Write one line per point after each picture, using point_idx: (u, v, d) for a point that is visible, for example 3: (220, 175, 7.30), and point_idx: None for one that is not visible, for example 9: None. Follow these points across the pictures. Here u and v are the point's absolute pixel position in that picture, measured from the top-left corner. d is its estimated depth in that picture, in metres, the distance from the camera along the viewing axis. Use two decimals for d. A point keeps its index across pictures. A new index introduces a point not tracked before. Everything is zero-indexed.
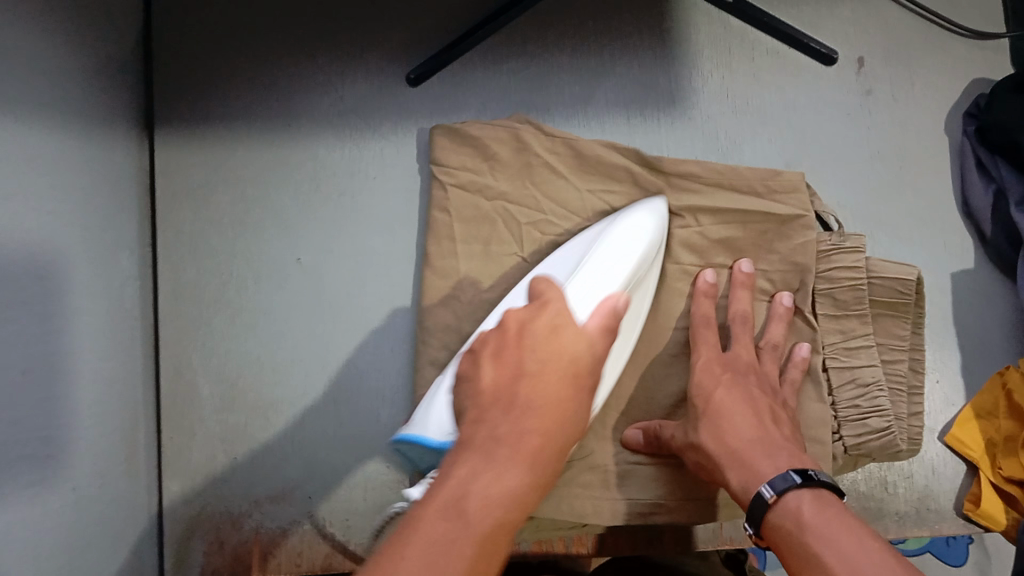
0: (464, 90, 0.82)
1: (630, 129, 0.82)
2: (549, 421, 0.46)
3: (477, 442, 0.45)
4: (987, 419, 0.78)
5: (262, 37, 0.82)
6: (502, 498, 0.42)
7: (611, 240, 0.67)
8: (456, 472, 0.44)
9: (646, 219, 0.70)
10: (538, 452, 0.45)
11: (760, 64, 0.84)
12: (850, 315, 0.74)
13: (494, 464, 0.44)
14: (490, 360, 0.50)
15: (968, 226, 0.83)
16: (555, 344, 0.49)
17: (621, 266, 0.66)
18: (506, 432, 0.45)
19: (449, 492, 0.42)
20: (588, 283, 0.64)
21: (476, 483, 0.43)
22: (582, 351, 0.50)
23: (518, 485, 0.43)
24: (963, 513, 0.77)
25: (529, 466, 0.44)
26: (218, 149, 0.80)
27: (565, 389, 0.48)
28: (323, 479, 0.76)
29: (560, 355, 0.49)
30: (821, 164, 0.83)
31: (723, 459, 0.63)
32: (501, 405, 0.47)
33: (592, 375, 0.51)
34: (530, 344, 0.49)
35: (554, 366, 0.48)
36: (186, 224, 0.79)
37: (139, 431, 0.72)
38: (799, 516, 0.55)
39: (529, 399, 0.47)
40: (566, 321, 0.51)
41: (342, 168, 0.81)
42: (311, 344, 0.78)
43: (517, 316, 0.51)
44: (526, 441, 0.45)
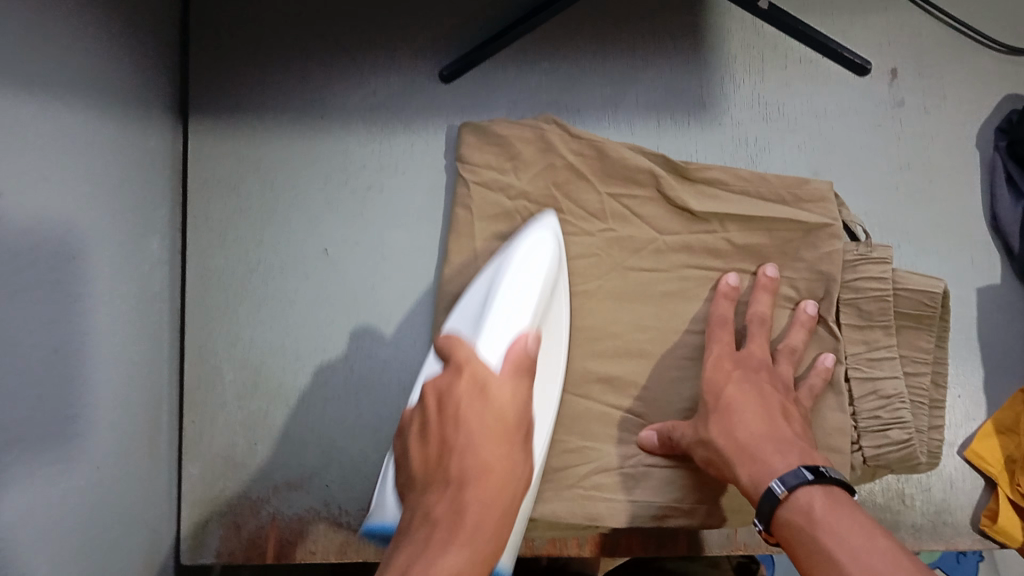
0: (495, 89, 0.83)
1: (659, 132, 0.83)
2: (484, 487, 0.55)
3: (419, 522, 0.54)
4: (1006, 436, 0.77)
5: (296, 29, 0.83)
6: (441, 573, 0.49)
7: (515, 268, 0.65)
8: (398, 561, 0.51)
9: (540, 235, 0.68)
10: (473, 522, 0.53)
11: (791, 72, 0.84)
12: (873, 326, 0.74)
13: (431, 550, 0.51)
14: (421, 441, 0.60)
15: (994, 241, 0.83)
16: (476, 414, 0.57)
17: (530, 294, 0.64)
18: (443, 510, 0.54)
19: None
20: (495, 321, 0.62)
21: (414, 562, 0.50)
22: (502, 406, 0.58)
23: (458, 560, 0.51)
24: (980, 528, 0.76)
25: (464, 539, 0.52)
26: (249, 138, 0.81)
27: (495, 454, 0.56)
28: (340, 468, 0.76)
29: (483, 421, 0.57)
30: (849, 174, 0.83)
31: (733, 457, 0.63)
32: (436, 472, 0.57)
33: (521, 428, 0.59)
34: (456, 418, 0.57)
35: (477, 428, 0.57)
36: (215, 211, 0.80)
37: (160, 413, 0.73)
38: (811, 513, 0.56)
39: (458, 470, 0.55)
40: (486, 385, 0.59)
41: (370, 162, 0.81)
42: (332, 334, 0.79)
43: (437, 389, 0.60)
44: (461, 515, 0.53)
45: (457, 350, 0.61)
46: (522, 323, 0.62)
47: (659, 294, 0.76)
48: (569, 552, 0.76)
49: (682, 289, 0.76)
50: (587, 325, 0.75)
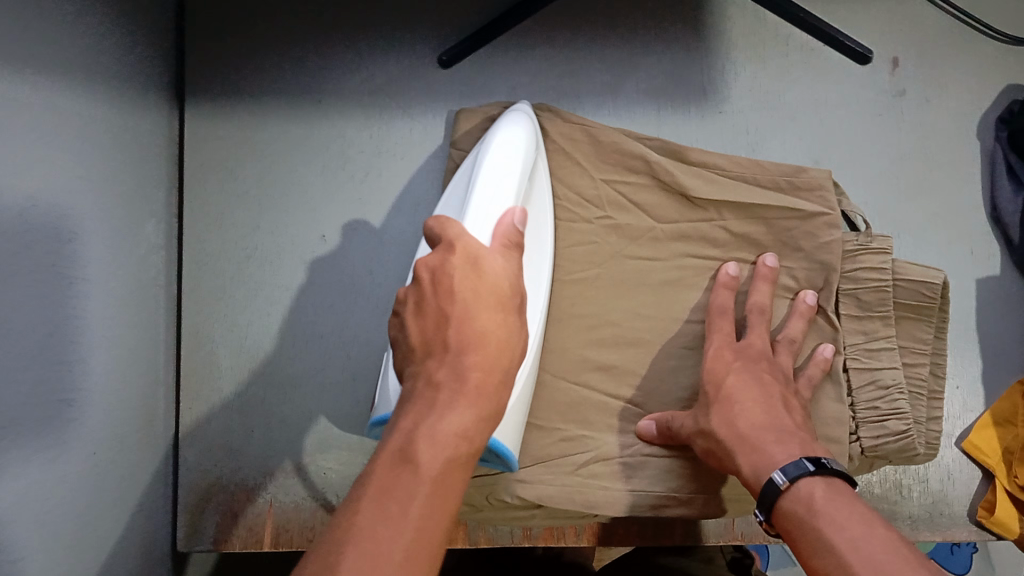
0: (494, 74, 0.82)
1: (659, 120, 0.82)
2: (487, 355, 0.49)
3: (420, 393, 0.48)
4: (1005, 427, 0.77)
5: (292, 12, 0.82)
6: (448, 438, 0.45)
7: (493, 156, 0.63)
8: (401, 428, 0.46)
9: (515, 125, 0.67)
10: (479, 384, 0.48)
11: (792, 59, 0.84)
12: (872, 317, 0.73)
13: (435, 413, 0.46)
14: (414, 315, 0.52)
15: (994, 232, 0.82)
16: (472, 282, 0.51)
17: (507, 177, 0.62)
18: (443, 376, 0.48)
19: (396, 445, 0.45)
20: (476, 202, 0.60)
21: (420, 428, 0.45)
22: (494, 273, 0.53)
23: (465, 424, 0.46)
24: (977, 519, 0.77)
25: (470, 401, 0.47)
26: (245, 122, 0.80)
27: (493, 321, 0.50)
28: (337, 456, 0.76)
29: (480, 290, 0.51)
30: (849, 163, 0.82)
31: (733, 447, 0.63)
32: (433, 342, 0.50)
33: (516, 297, 0.53)
34: (450, 284, 0.51)
35: (474, 298, 0.51)
36: (211, 195, 0.79)
37: (156, 399, 0.73)
38: (812, 502, 0.56)
39: (458, 338, 0.49)
40: (481, 259, 0.53)
41: (368, 146, 0.81)
42: (329, 320, 0.78)
43: (427, 264, 0.53)
44: (465, 378, 0.47)
45: (446, 229, 0.54)
46: (502, 204, 0.60)
47: (657, 283, 0.75)
48: (565, 541, 0.76)
49: (681, 279, 0.75)
50: (585, 312, 0.74)
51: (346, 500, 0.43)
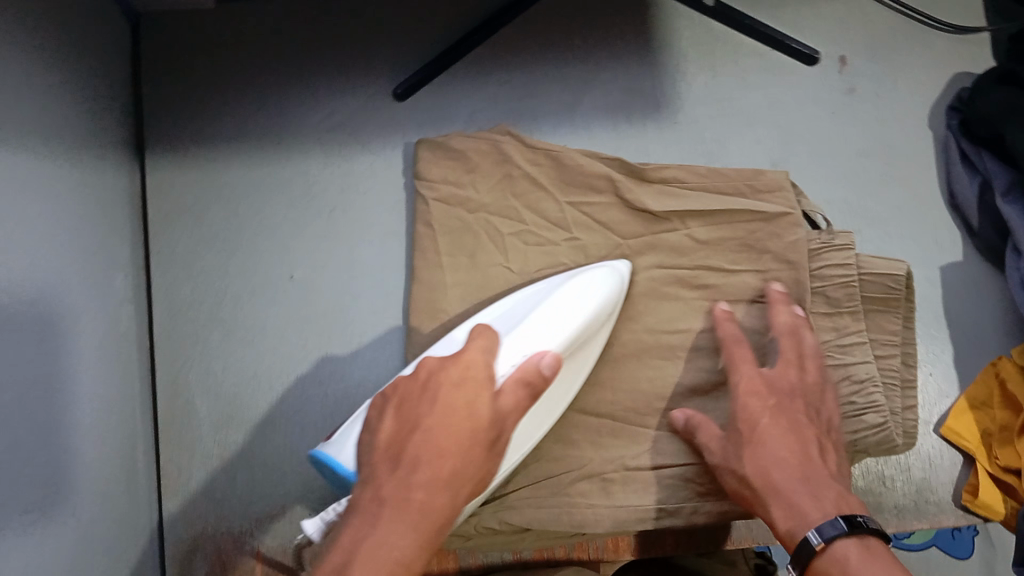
0: (450, 103, 0.83)
1: (617, 135, 0.83)
2: (436, 481, 0.52)
3: (364, 503, 0.52)
4: (981, 411, 0.78)
5: (247, 58, 0.83)
6: (386, 554, 0.49)
7: (567, 288, 0.67)
8: (345, 537, 0.50)
9: (602, 279, 0.69)
10: (421, 506, 0.51)
11: (743, 66, 0.85)
12: (842, 312, 0.74)
13: (375, 530, 0.50)
14: (396, 408, 0.57)
15: (955, 219, 0.83)
16: (451, 404, 0.55)
17: (566, 318, 0.64)
18: (392, 492, 0.51)
19: (335, 561, 0.49)
20: (526, 333, 0.62)
21: (360, 547, 0.49)
22: (478, 406, 0.56)
23: (399, 547, 0.49)
24: (962, 504, 0.77)
25: (410, 523, 0.50)
26: (207, 170, 0.81)
27: (458, 446, 0.54)
28: (321, 495, 0.76)
29: (456, 411, 0.55)
30: (806, 163, 0.83)
31: (764, 497, 0.63)
32: (400, 449, 0.54)
33: (493, 430, 0.56)
34: (430, 400, 0.56)
35: (445, 429, 0.54)
36: (178, 244, 0.80)
37: (137, 453, 0.73)
38: (847, 566, 0.56)
39: (419, 456, 0.53)
40: (471, 381, 0.57)
41: (331, 185, 0.81)
42: (304, 360, 0.78)
43: (429, 366, 0.58)
44: (409, 500, 0.51)
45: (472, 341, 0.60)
46: (538, 347, 0.62)
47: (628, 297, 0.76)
48: (557, 558, 0.77)
49: (652, 290, 0.76)
50: None
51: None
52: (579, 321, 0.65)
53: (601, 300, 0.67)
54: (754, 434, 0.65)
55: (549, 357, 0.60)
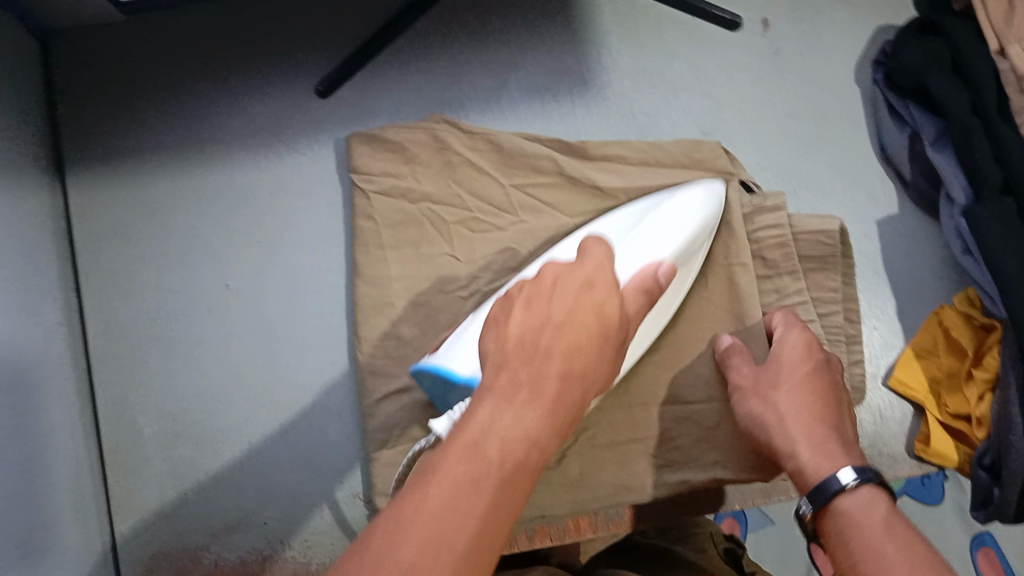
0: (376, 95, 0.81)
1: (546, 115, 0.82)
2: (573, 372, 0.43)
3: (497, 386, 0.41)
4: (927, 359, 0.79)
5: (167, 64, 0.80)
6: (523, 436, 0.39)
7: (665, 211, 0.69)
8: (476, 417, 0.40)
9: (700, 196, 0.70)
10: (558, 397, 0.42)
11: (666, 36, 0.85)
12: (781, 274, 0.73)
13: (512, 407, 0.40)
14: (520, 308, 0.46)
15: (887, 171, 0.84)
16: (580, 304, 0.46)
17: (667, 240, 0.66)
18: (524, 377, 0.42)
19: (469, 432, 0.39)
20: (633, 252, 0.65)
21: (498, 424, 0.39)
22: (608, 311, 0.46)
23: (537, 430, 0.40)
24: (916, 454, 0.79)
25: (548, 410, 0.41)
26: (132, 184, 0.79)
27: (590, 343, 0.44)
28: (279, 505, 0.75)
29: (591, 310, 0.46)
30: (737, 129, 0.83)
31: (789, 432, 0.59)
32: (523, 355, 0.43)
33: (617, 338, 0.47)
34: (557, 300, 0.46)
35: (577, 327, 0.44)
36: (108, 262, 0.78)
37: (83, 478, 0.71)
38: (871, 512, 0.52)
39: (552, 346, 0.43)
40: (600, 286, 0.48)
41: (260, 188, 0.79)
42: (248, 369, 0.77)
43: (556, 269, 0.49)
44: (542, 386, 0.41)
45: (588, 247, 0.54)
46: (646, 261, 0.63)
47: None
48: (520, 548, 0.71)
49: None
50: None
51: (406, 482, 0.37)
52: (680, 241, 0.67)
53: (703, 216, 0.69)
54: (792, 379, 0.62)
55: (664, 267, 0.58)
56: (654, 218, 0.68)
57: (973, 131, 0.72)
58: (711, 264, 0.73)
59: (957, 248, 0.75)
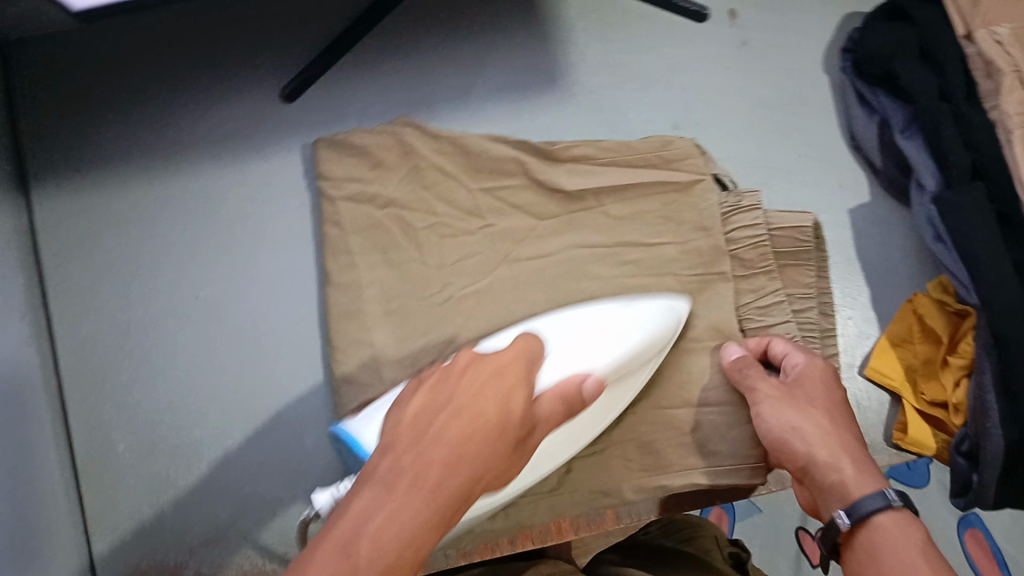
0: (341, 99, 0.81)
1: (514, 114, 0.81)
2: (460, 460, 0.46)
3: (381, 473, 0.45)
4: (903, 347, 0.79)
5: (127, 76, 0.79)
6: (392, 538, 0.42)
7: (614, 319, 0.66)
8: (353, 509, 0.43)
9: (660, 312, 0.67)
10: (438, 486, 0.45)
11: (632, 31, 0.84)
12: (757, 273, 0.73)
13: (383, 506, 0.43)
14: (424, 394, 0.51)
15: (857, 159, 0.84)
16: (485, 391, 0.50)
17: (607, 351, 0.63)
18: (411, 464, 0.45)
19: (339, 534, 0.42)
20: (566, 354, 0.61)
21: (367, 524, 0.42)
22: (513, 405, 0.50)
23: (410, 525, 0.43)
24: (894, 442, 0.78)
25: (423, 504, 0.44)
26: (97, 197, 0.78)
27: (482, 436, 0.47)
28: (257, 517, 0.74)
29: (488, 404, 0.49)
30: (707, 122, 0.83)
31: (828, 448, 0.59)
32: (418, 434, 0.47)
33: (503, 437, 0.48)
34: (464, 382, 0.51)
35: (473, 415, 0.48)
36: (76, 277, 0.77)
37: (57, 496, 0.70)
38: (911, 535, 0.52)
39: (442, 431, 0.47)
40: (494, 386, 0.51)
41: (227, 197, 0.79)
42: (221, 381, 0.76)
43: (463, 359, 0.53)
44: (425, 476, 0.45)
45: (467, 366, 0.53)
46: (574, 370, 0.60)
47: (549, 279, 0.73)
48: (503, 552, 0.70)
49: (572, 269, 0.73)
50: (482, 323, 0.72)
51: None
52: (620, 353, 0.64)
53: (648, 332, 0.65)
54: (827, 399, 0.63)
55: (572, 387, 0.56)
56: (600, 322, 0.65)
57: (942, 118, 0.72)
58: (685, 264, 0.73)
59: (928, 235, 0.75)
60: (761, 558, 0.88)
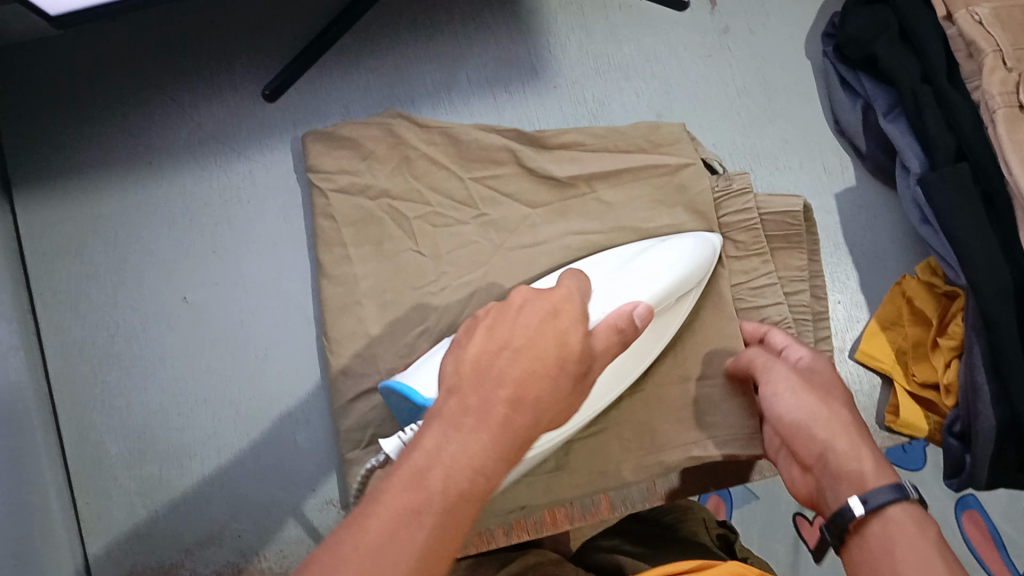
0: (325, 96, 0.81)
1: (498, 107, 0.82)
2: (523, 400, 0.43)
3: (447, 412, 0.42)
4: (892, 330, 0.79)
5: (108, 78, 0.79)
6: (464, 470, 0.40)
7: (655, 257, 0.66)
8: (424, 443, 0.41)
9: (693, 244, 0.68)
10: (503, 426, 0.42)
11: (614, 21, 0.84)
12: (751, 255, 0.73)
13: (454, 442, 0.41)
14: (483, 326, 0.47)
15: (843, 143, 0.84)
16: (544, 327, 0.46)
17: (657, 282, 0.63)
18: (475, 404, 0.42)
19: (413, 464, 0.40)
20: (616, 290, 0.60)
21: (442, 455, 0.40)
22: (572, 341, 0.46)
23: (483, 457, 0.41)
24: (886, 425, 0.79)
25: (491, 439, 0.41)
26: (82, 201, 0.78)
27: (545, 373, 0.44)
28: (252, 517, 0.74)
29: (548, 341, 0.45)
30: (691, 111, 0.83)
31: (847, 436, 0.54)
32: (480, 373, 0.44)
33: (571, 370, 0.46)
34: (521, 323, 0.46)
35: (534, 355, 0.44)
36: (62, 282, 0.77)
37: (50, 502, 0.70)
38: (925, 531, 0.48)
39: (505, 370, 0.44)
40: (562, 316, 0.47)
41: (212, 197, 0.78)
42: (211, 382, 0.76)
43: (522, 293, 0.48)
44: (490, 417, 0.42)
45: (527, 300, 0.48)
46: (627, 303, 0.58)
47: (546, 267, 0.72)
48: (497, 544, 0.70)
49: (568, 257, 0.72)
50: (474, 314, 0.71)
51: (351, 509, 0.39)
52: (665, 286, 0.63)
53: (690, 265, 0.66)
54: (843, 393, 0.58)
55: (639, 309, 0.53)
56: (644, 259, 0.66)
57: (922, 99, 0.73)
58: None
59: (916, 218, 0.75)
60: (758, 544, 0.88)
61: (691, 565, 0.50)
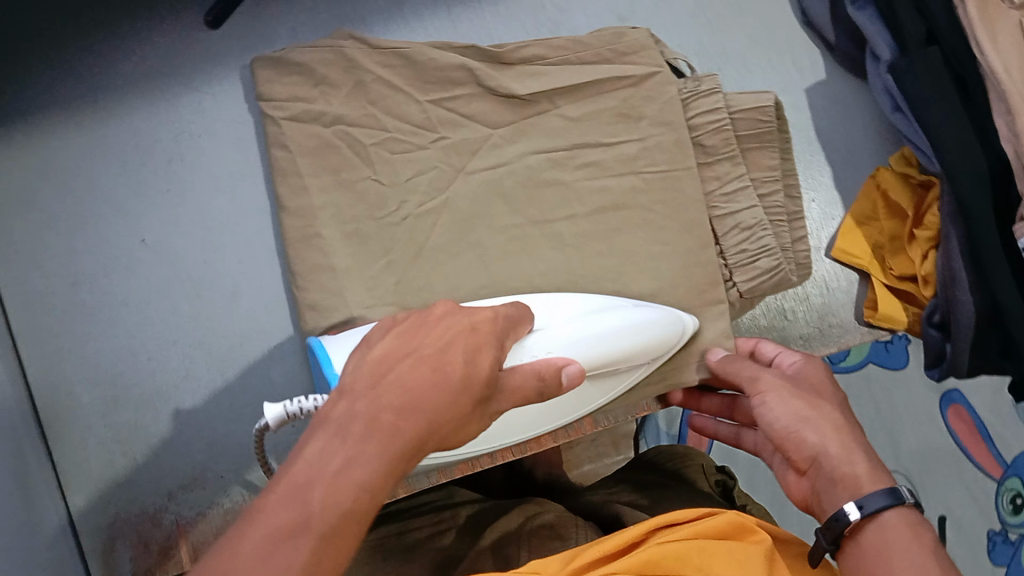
0: (271, 20, 0.78)
1: (453, 22, 0.79)
2: (427, 420, 0.42)
3: (334, 417, 0.41)
4: (868, 225, 0.78)
5: (39, 13, 0.74)
6: (352, 484, 0.38)
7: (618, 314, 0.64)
8: (305, 454, 0.39)
9: (664, 323, 0.66)
10: (394, 431, 0.41)
11: None
12: (721, 159, 0.71)
13: (343, 450, 0.39)
14: (393, 335, 0.47)
15: (810, 36, 0.82)
16: (456, 342, 0.46)
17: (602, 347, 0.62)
18: (365, 409, 0.41)
19: (293, 478, 0.38)
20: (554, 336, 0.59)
21: (322, 469, 0.39)
22: (479, 362, 0.46)
23: (370, 474, 0.39)
24: (865, 320, 0.78)
25: (381, 447, 0.40)
26: (26, 145, 0.73)
27: (444, 388, 0.44)
28: (233, 459, 0.75)
29: (456, 359, 0.45)
30: (653, 13, 0.80)
31: (837, 439, 0.54)
32: (383, 381, 0.43)
33: (475, 390, 0.45)
34: (434, 332, 0.47)
35: (436, 368, 0.44)
36: (15, 231, 0.73)
37: (26, 455, 0.67)
38: (921, 537, 0.48)
39: (398, 377, 0.43)
40: (479, 338, 0.48)
41: (163, 135, 0.75)
42: (179, 325, 0.74)
43: (439, 304, 0.49)
44: (381, 418, 0.41)
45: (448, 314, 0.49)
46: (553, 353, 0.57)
47: (510, 190, 0.71)
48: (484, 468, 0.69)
49: (530, 178, 0.71)
50: (440, 240, 0.70)
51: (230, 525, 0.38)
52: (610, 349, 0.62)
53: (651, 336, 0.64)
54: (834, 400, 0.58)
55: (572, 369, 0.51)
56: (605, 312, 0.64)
57: None
58: (646, 161, 0.71)
59: (886, 106, 0.73)
60: None
61: (691, 513, 0.51)
